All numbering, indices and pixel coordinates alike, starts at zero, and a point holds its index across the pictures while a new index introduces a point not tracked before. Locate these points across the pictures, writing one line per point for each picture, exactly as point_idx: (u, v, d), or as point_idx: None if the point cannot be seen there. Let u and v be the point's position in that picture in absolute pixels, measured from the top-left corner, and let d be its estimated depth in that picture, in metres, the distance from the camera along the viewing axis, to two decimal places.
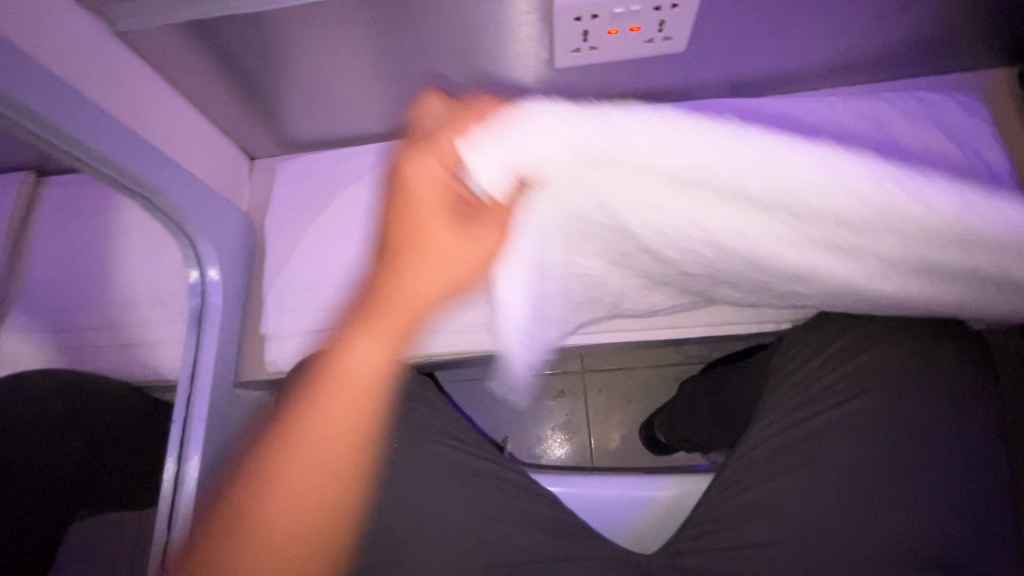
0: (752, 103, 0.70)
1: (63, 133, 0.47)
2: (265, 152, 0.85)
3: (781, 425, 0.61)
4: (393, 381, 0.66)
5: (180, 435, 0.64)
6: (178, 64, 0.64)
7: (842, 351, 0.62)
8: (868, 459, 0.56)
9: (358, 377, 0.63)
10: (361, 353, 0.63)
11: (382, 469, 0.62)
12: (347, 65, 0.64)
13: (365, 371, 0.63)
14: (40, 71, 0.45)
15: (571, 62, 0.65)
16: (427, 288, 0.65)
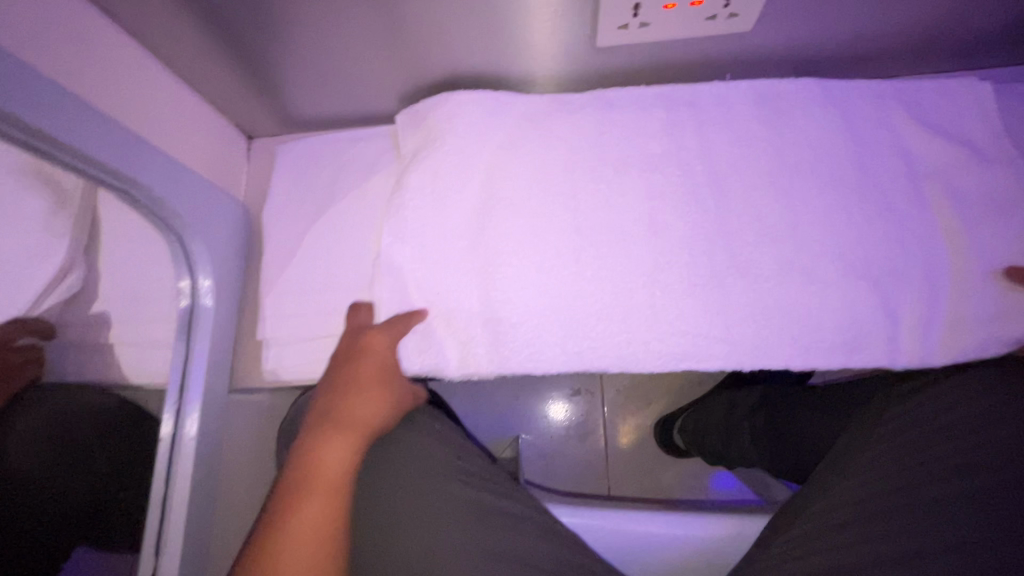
0: (825, 85, 0.60)
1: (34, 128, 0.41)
2: (264, 131, 0.76)
3: (870, 485, 0.54)
4: (397, 413, 0.63)
5: (168, 455, 0.60)
6: (160, 29, 0.55)
7: (946, 417, 0.55)
8: (979, 537, 0.48)
9: (332, 479, 0.50)
10: (365, 404, 0.55)
11: (410, 515, 0.55)
12: (355, 36, 0.57)
13: (335, 472, 0.50)
14: None
15: (615, 40, 0.57)
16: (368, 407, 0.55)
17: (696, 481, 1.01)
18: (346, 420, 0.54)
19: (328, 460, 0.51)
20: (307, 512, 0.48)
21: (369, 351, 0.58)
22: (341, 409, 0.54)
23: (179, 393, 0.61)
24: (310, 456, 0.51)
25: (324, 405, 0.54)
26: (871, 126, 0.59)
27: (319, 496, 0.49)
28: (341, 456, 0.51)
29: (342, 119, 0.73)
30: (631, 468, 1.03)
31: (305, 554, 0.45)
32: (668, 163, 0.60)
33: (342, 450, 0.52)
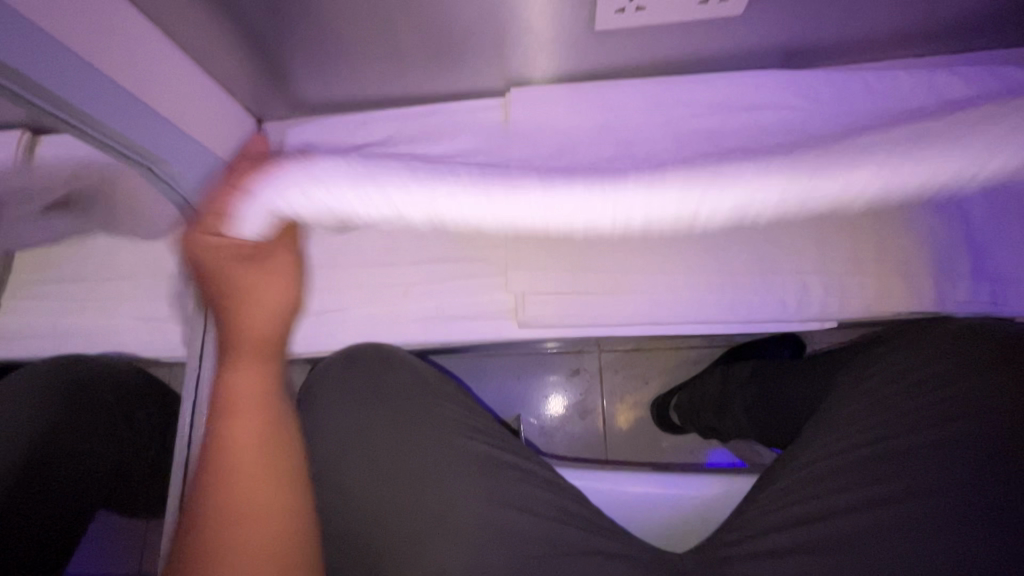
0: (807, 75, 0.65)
1: (43, 89, 0.43)
2: (272, 115, 0.78)
3: (844, 439, 0.57)
4: (411, 375, 0.67)
5: (189, 421, 0.63)
6: (169, 17, 0.57)
7: (913, 371, 0.59)
8: (935, 479, 0.52)
9: (251, 396, 0.51)
10: (248, 368, 0.52)
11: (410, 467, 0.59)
12: (360, 24, 0.58)
13: (255, 391, 0.51)
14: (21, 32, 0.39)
15: (614, 25, 0.58)
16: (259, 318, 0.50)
17: (691, 455, 1.05)
18: (252, 349, 0.51)
19: (237, 384, 0.51)
20: (236, 439, 0.49)
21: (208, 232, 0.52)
22: (225, 308, 0.50)
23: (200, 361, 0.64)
24: (223, 386, 0.51)
25: (224, 318, 0.50)
26: (851, 108, 0.64)
27: (245, 418, 0.50)
28: (253, 377, 0.52)
29: (349, 103, 0.75)
30: (627, 443, 1.07)
31: (253, 459, 0.49)
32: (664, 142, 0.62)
33: (250, 372, 0.51)
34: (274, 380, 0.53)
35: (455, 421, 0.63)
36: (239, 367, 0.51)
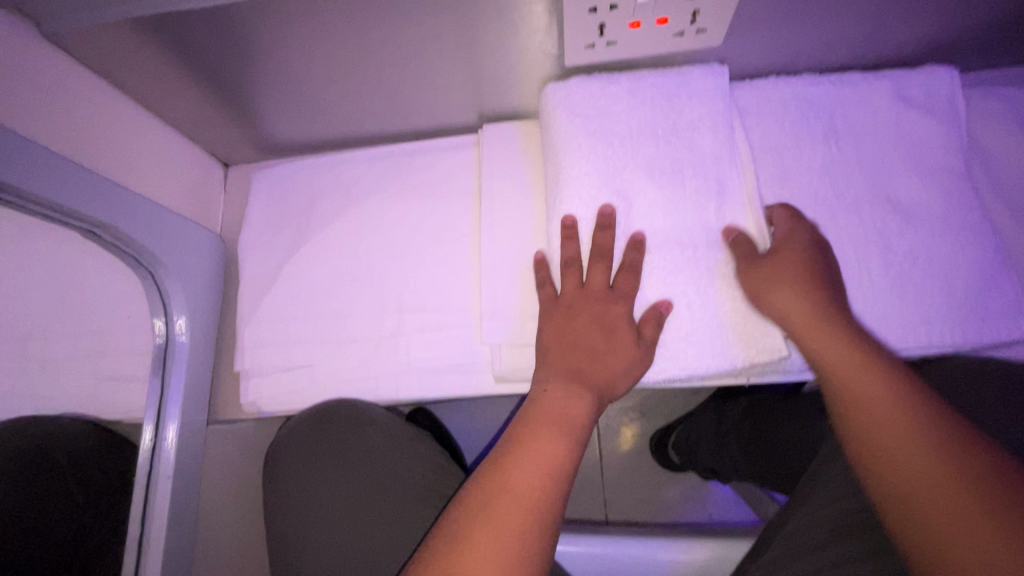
0: (809, 80, 0.59)
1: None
2: (241, 158, 0.76)
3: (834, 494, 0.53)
4: (382, 437, 0.65)
5: (144, 495, 0.60)
6: (129, 69, 0.56)
7: None
8: None
9: (577, 421, 0.49)
10: (570, 402, 0.50)
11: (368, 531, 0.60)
12: (321, 61, 0.56)
13: (579, 417, 0.49)
14: None
15: (585, 59, 0.56)
16: (574, 402, 0.50)
17: (691, 493, 1.00)
18: (584, 375, 0.52)
19: (562, 406, 0.49)
20: (527, 472, 0.45)
21: (602, 360, 0.52)
22: (591, 368, 0.52)
23: (155, 430, 0.61)
24: (511, 453, 0.47)
25: (510, 438, 0.48)
26: (853, 131, 0.57)
27: (552, 437, 0.47)
28: (580, 407, 0.49)
29: (318, 142, 0.73)
30: (624, 481, 1.01)
31: (528, 486, 0.44)
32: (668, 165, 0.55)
33: (563, 404, 0.49)
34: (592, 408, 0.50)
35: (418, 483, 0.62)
36: (551, 404, 0.49)
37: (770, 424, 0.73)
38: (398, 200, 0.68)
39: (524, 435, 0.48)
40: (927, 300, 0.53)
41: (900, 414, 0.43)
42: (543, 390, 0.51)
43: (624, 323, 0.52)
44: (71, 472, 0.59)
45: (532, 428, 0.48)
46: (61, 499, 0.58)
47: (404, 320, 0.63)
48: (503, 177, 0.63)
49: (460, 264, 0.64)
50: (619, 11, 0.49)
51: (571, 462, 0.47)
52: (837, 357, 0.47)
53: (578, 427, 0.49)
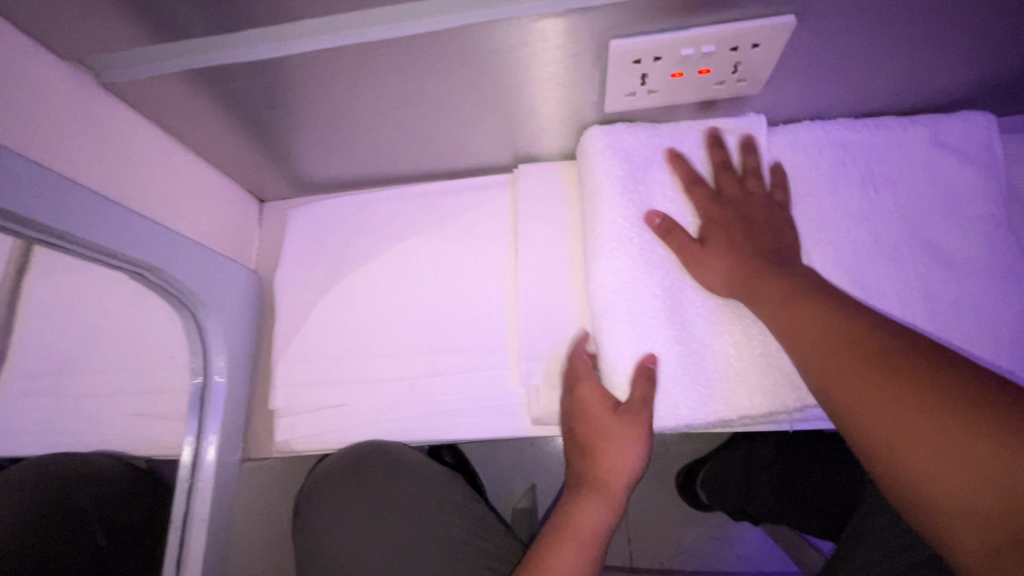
0: (846, 126, 0.59)
1: (50, 228, 0.42)
2: (276, 195, 0.77)
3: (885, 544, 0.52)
4: (416, 483, 0.64)
5: (180, 536, 0.59)
6: (177, 114, 0.57)
7: None
8: None
9: (597, 531, 0.51)
10: (591, 510, 0.52)
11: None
12: (364, 106, 0.57)
13: (597, 527, 0.51)
14: (22, 160, 0.38)
15: (624, 106, 0.57)
16: (604, 474, 0.52)
17: (717, 531, 0.98)
18: (609, 493, 0.52)
19: (587, 519, 0.51)
20: (564, 558, 0.50)
21: (603, 454, 0.52)
22: (603, 477, 0.52)
23: (192, 470, 0.60)
24: (562, 518, 0.53)
25: (554, 519, 0.53)
26: (891, 176, 0.58)
27: (575, 542, 0.51)
28: (602, 519, 0.52)
29: (352, 181, 0.74)
30: (651, 519, 0.99)
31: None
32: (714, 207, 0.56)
33: (588, 517, 0.51)
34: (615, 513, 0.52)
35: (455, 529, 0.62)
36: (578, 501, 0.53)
37: (809, 467, 0.71)
38: (433, 239, 0.68)
39: (558, 527, 0.52)
40: (974, 348, 0.52)
41: (860, 361, 0.40)
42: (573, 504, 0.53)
43: (640, 407, 0.51)
44: (95, 515, 0.60)
45: (563, 521, 0.52)
46: (86, 542, 0.58)
47: (440, 361, 0.63)
48: (540, 219, 0.64)
49: (496, 305, 0.64)
50: (663, 62, 0.50)
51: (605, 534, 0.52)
52: (808, 331, 0.44)
53: (598, 534, 0.51)
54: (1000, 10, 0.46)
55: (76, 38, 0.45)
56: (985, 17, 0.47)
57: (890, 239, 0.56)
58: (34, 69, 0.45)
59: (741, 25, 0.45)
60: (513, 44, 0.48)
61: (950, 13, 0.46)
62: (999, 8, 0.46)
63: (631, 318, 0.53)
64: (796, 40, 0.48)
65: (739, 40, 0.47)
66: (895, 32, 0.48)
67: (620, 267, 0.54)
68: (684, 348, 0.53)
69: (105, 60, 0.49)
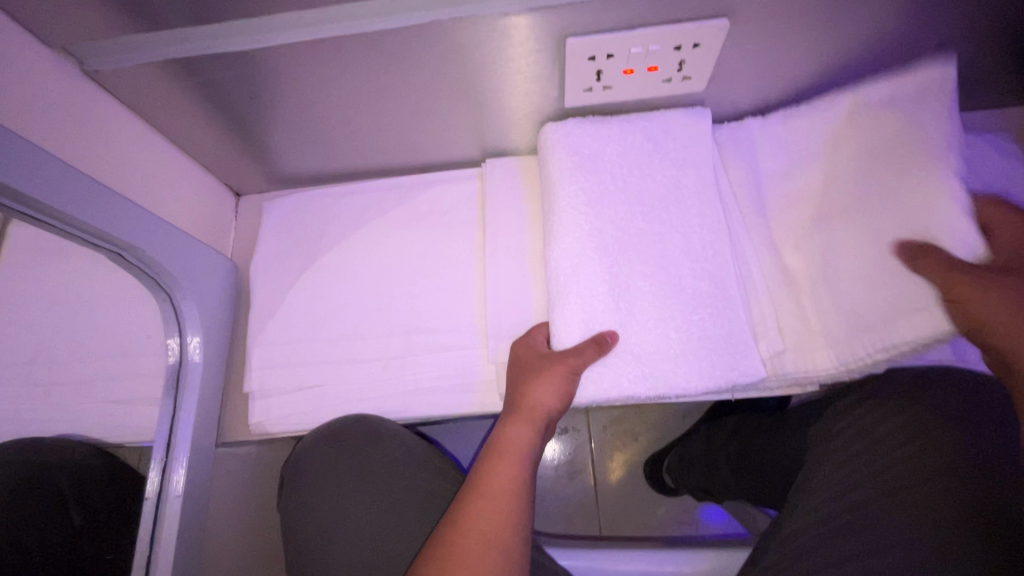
0: (778, 125, 0.66)
1: (30, 199, 0.43)
2: (252, 188, 0.80)
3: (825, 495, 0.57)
4: (398, 448, 0.65)
5: (154, 512, 0.60)
6: (157, 104, 0.59)
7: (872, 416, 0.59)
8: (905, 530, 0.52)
9: (525, 448, 0.53)
10: (517, 432, 0.54)
11: (387, 534, 0.60)
12: (339, 100, 0.61)
13: (525, 445, 0.54)
14: (7, 134, 0.40)
15: (583, 101, 0.62)
16: (533, 412, 0.55)
17: (683, 516, 1.01)
18: (529, 411, 0.55)
19: (513, 438, 0.54)
20: (496, 482, 0.51)
21: (529, 385, 0.55)
22: (525, 400, 0.55)
23: (166, 450, 0.62)
24: (490, 451, 0.54)
25: (484, 451, 0.54)
26: (816, 169, 0.64)
27: (506, 463, 0.52)
28: (526, 437, 0.54)
29: (328, 175, 0.77)
30: (619, 505, 1.03)
31: (496, 496, 0.49)
32: (664, 195, 0.60)
33: (516, 436, 0.54)
34: (539, 438, 0.55)
35: (429, 490, 0.63)
36: (506, 428, 0.55)
37: (760, 439, 0.76)
38: (405, 227, 0.72)
39: (489, 454, 0.54)
40: None
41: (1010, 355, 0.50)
42: (502, 426, 0.55)
43: (573, 353, 0.55)
44: (69, 491, 0.56)
45: (494, 447, 0.54)
46: (60, 519, 0.55)
47: (411, 341, 0.66)
48: (505, 207, 0.68)
49: (465, 288, 0.68)
50: (615, 59, 0.55)
51: (532, 461, 0.53)
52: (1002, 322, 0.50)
53: (528, 451, 0.53)
54: (903, 16, 0.53)
55: (60, 25, 0.48)
56: (892, 23, 0.53)
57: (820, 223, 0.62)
58: (20, 54, 0.47)
59: (681, 25, 0.51)
60: (477, 40, 0.53)
61: (861, 19, 0.52)
62: (902, 15, 0.52)
63: (582, 297, 0.57)
64: (731, 40, 0.54)
65: (681, 39, 0.52)
66: (816, 35, 0.54)
67: (573, 244, 0.58)
68: (634, 323, 0.57)
69: (89, 49, 0.51)
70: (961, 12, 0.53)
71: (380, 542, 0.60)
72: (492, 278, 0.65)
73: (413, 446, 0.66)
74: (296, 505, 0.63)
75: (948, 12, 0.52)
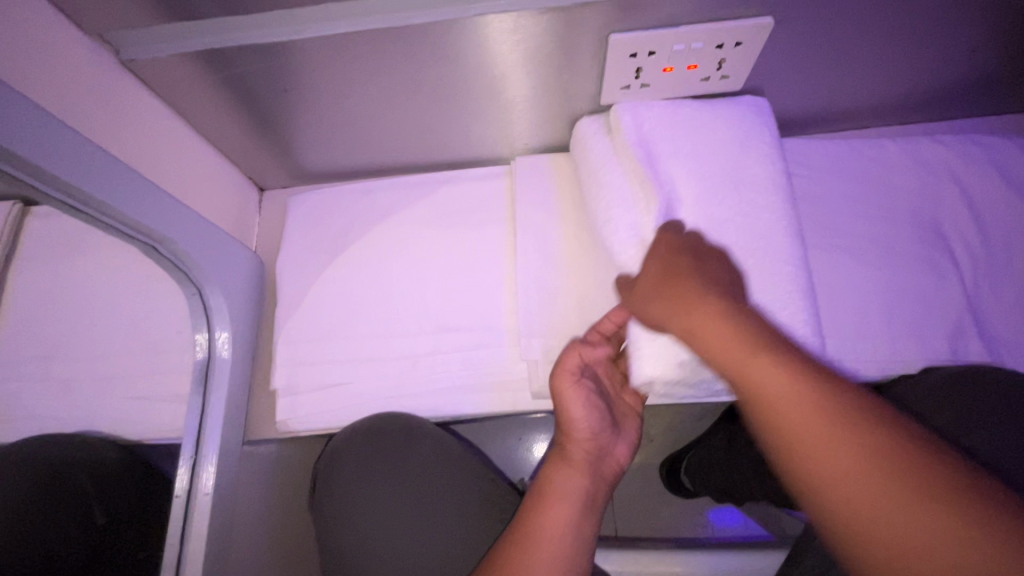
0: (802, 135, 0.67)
1: (70, 187, 0.42)
2: (276, 183, 0.79)
3: None
4: (435, 450, 0.64)
5: (183, 511, 0.58)
6: (188, 94, 0.58)
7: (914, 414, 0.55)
8: None
9: (576, 491, 0.51)
10: (564, 475, 0.52)
11: (421, 534, 0.59)
12: (373, 94, 0.60)
13: (575, 487, 0.51)
14: (51, 122, 0.40)
15: (619, 98, 0.62)
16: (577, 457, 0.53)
17: (700, 518, 1.01)
18: (573, 454, 0.53)
19: (561, 481, 0.51)
20: (548, 524, 0.48)
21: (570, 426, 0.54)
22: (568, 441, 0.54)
23: (194, 446, 0.59)
24: (539, 492, 0.51)
25: (533, 495, 0.52)
26: (844, 172, 0.65)
27: (555, 506, 0.49)
28: (576, 478, 0.52)
29: (353, 170, 0.76)
30: (637, 506, 1.02)
31: (545, 538, 0.46)
32: (719, 181, 0.53)
33: (563, 479, 0.51)
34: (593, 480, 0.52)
35: (464, 490, 0.62)
36: (555, 473, 0.52)
37: None
38: (433, 223, 0.71)
39: (537, 498, 0.51)
40: (920, 319, 0.59)
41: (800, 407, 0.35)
42: (552, 472, 0.53)
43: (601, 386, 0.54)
44: (95, 493, 0.56)
45: (544, 492, 0.51)
46: (84, 520, 0.54)
47: (440, 339, 0.65)
48: (537, 204, 0.67)
49: (495, 285, 0.67)
50: (656, 56, 0.54)
51: (586, 504, 0.50)
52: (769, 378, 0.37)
53: (580, 495, 0.50)
54: (942, 20, 0.53)
55: (99, 13, 0.47)
56: (931, 27, 0.54)
57: (851, 225, 0.63)
58: (60, 43, 0.46)
59: (725, 22, 0.51)
60: (520, 35, 0.52)
61: (902, 22, 0.52)
62: (942, 19, 0.52)
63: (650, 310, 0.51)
64: (772, 40, 0.54)
65: (724, 37, 0.52)
66: (857, 37, 0.54)
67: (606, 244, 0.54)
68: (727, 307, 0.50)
69: (126, 37, 0.51)
70: (1002, 15, 0.53)
71: (426, 544, 0.59)
72: (525, 276, 0.64)
73: (449, 445, 0.65)
74: (326, 501, 0.62)
75: (988, 16, 0.53)
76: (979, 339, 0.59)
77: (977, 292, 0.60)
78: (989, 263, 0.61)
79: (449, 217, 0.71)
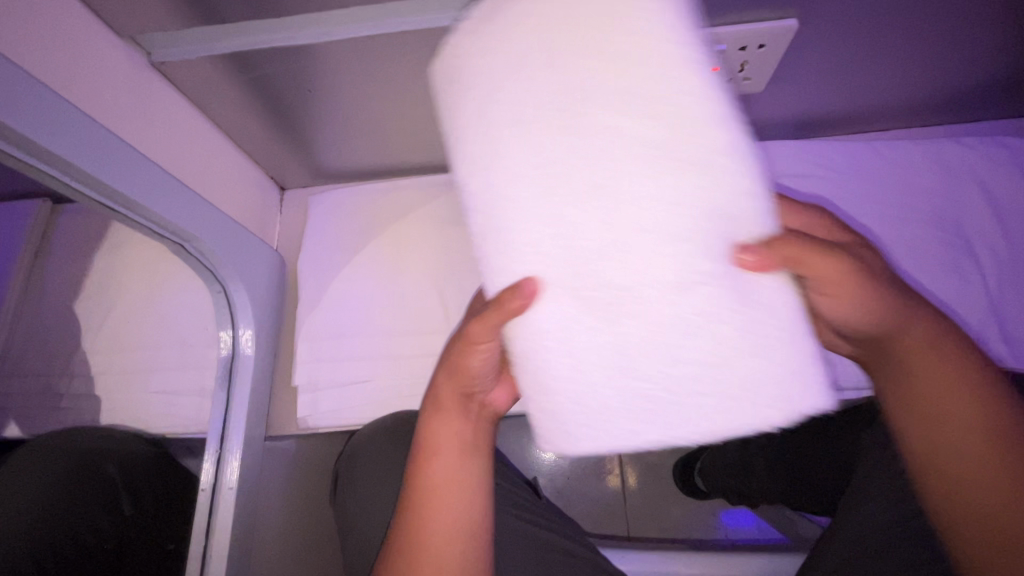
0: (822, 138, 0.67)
1: (104, 186, 0.43)
2: (297, 183, 0.80)
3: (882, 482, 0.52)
4: None
5: (210, 501, 0.60)
6: (213, 95, 0.59)
7: None
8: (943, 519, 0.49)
9: (456, 441, 0.47)
10: (443, 424, 0.47)
11: None
12: (393, 95, 0.60)
13: (456, 437, 0.47)
14: (88, 123, 0.41)
15: None
16: (445, 413, 0.48)
17: (714, 520, 1.00)
18: (458, 401, 0.48)
19: (437, 430, 0.47)
20: (438, 477, 0.45)
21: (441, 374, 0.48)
22: (443, 390, 0.48)
23: (218, 443, 0.61)
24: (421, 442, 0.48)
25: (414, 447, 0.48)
26: (865, 174, 0.64)
27: (445, 456, 0.46)
28: (454, 427, 0.47)
29: (372, 169, 0.77)
30: (651, 506, 1.02)
31: (444, 496, 0.44)
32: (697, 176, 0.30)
33: (450, 428, 0.47)
34: (469, 428, 0.48)
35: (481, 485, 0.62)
36: (432, 421, 0.48)
37: (799, 441, 0.75)
38: (451, 223, 0.71)
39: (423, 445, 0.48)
40: None
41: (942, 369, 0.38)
42: (433, 418, 0.48)
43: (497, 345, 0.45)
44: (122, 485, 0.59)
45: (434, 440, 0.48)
46: (112, 512, 0.58)
47: None
48: None
49: None
50: None
51: (471, 455, 0.47)
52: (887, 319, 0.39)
53: (463, 443, 0.47)
54: (970, 23, 0.52)
55: (130, 17, 0.48)
56: (958, 30, 0.53)
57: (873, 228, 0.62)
58: (94, 47, 0.48)
59: (748, 25, 0.50)
60: None
61: (928, 24, 0.52)
62: (969, 21, 0.52)
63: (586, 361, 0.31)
64: (795, 43, 0.54)
65: (747, 40, 0.52)
66: (882, 40, 0.54)
67: None
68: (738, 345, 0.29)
69: (156, 41, 0.52)
70: None
71: None
72: None
73: None
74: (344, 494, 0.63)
75: (1016, 18, 0.52)
76: (1003, 344, 0.58)
77: (1002, 296, 0.59)
78: (1014, 267, 0.60)
79: (467, 216, 0.72)
